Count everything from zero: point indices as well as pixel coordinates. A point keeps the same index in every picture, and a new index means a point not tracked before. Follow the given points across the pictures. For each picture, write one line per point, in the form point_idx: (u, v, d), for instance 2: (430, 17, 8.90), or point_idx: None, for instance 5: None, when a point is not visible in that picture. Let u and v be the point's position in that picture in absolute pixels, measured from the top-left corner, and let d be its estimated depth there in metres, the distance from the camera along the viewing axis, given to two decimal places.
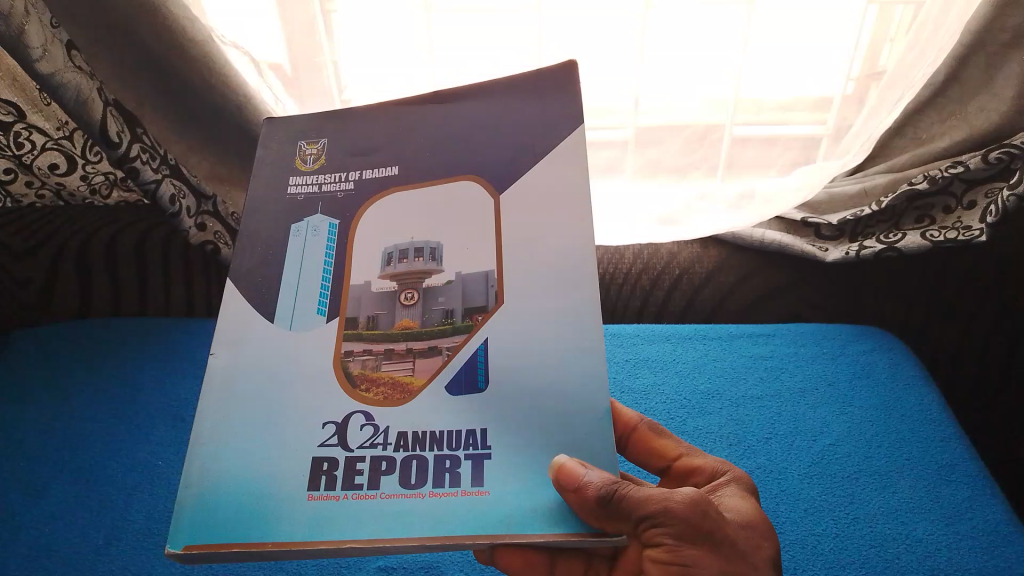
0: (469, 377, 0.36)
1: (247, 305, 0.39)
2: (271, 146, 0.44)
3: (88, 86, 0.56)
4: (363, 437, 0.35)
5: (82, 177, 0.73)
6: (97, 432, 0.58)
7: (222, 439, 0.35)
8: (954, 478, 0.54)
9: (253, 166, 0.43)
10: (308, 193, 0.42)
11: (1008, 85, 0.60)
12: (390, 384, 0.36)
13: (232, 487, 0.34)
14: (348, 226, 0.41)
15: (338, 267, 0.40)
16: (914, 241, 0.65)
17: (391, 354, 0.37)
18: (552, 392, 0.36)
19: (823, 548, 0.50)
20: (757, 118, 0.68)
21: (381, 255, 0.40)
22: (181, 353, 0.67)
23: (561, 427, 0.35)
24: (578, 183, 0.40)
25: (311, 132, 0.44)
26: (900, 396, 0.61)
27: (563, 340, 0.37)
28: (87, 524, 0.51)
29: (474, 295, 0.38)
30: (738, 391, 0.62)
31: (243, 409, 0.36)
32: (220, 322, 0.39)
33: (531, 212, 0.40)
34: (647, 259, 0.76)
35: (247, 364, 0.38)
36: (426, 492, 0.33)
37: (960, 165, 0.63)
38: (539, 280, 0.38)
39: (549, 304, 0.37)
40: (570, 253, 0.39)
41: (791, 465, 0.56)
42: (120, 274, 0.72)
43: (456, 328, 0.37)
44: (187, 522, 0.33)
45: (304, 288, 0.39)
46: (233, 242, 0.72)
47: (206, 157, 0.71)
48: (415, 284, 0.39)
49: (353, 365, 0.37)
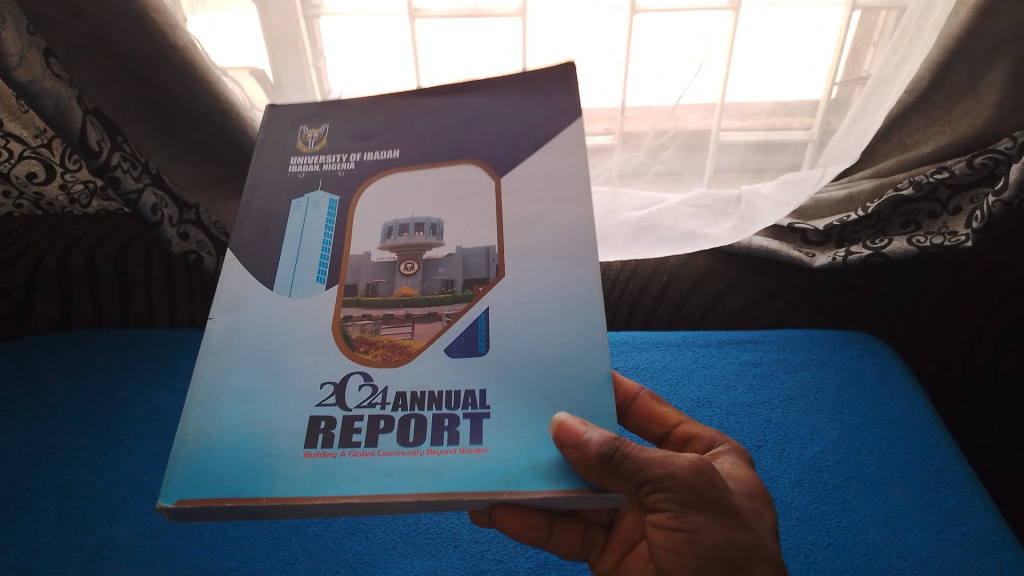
0: (470, 342, 0.36)
1: (248, 273, 0.38)
2: (273, 129, 0.43)
3: (67, 95, 0.55)
4: (361, 397, 0.34)
5: (61, 186, 0.72)
6: (79, 448, 0.57)
7: (219, 398, 0.35)
8: (944, 485, 0.54)
9: (254, 149, 0.43)
10: (309, 172, 0.41)
11: (990, 91, 0.61)
12: (390, 346, 0.36)
13: (227, 445, 0.33)
14: (348, 201, 0.40)
15: (338, 239, 0.39)
16: (901, 246, 0.66)
17: (391, 319, 0.37)
18: (553, 364, 0.35)
19: (817, 557, 0.49)
20: (743, 125, 0.68)
21: (380, 228, 0.39)
22: (165, 365, 0.65)
23: (564, 391, 0.34)
24: (579, 170, 0.40)
25: (312, 118, 0.43)
26: (889, 402, 0.61)
27: (567, 309, 0.36)
28: (70, 543, 0.49)
29: (475, 267, 0.38)
30: (727, 400, 0.62)
31: (240, 372, 0.35)
32: (218, 286, 0.38)
33: (531, 196, 0.39)
34: (634, 269, 0.76)
35: (244, 329, 0.37)
36: (425, 450, 0.33)
37: (945, 170, 0.64)
38: (538, 259, 0.37)
39: (551, 278, 0.37)
40: (571, 232, 0.38)
41: (782, 473, 0.55)
42: (100, 283, 0.71)
43: (456, 296, 0.37)
44: (178, 477, 0.32)
45: (303, 254, 0.39)
46: (217, 252, 0.70)
47: (188, 166, 0.69)
48: (415, 256, 0.39)
49: (353, 329, 0.36)
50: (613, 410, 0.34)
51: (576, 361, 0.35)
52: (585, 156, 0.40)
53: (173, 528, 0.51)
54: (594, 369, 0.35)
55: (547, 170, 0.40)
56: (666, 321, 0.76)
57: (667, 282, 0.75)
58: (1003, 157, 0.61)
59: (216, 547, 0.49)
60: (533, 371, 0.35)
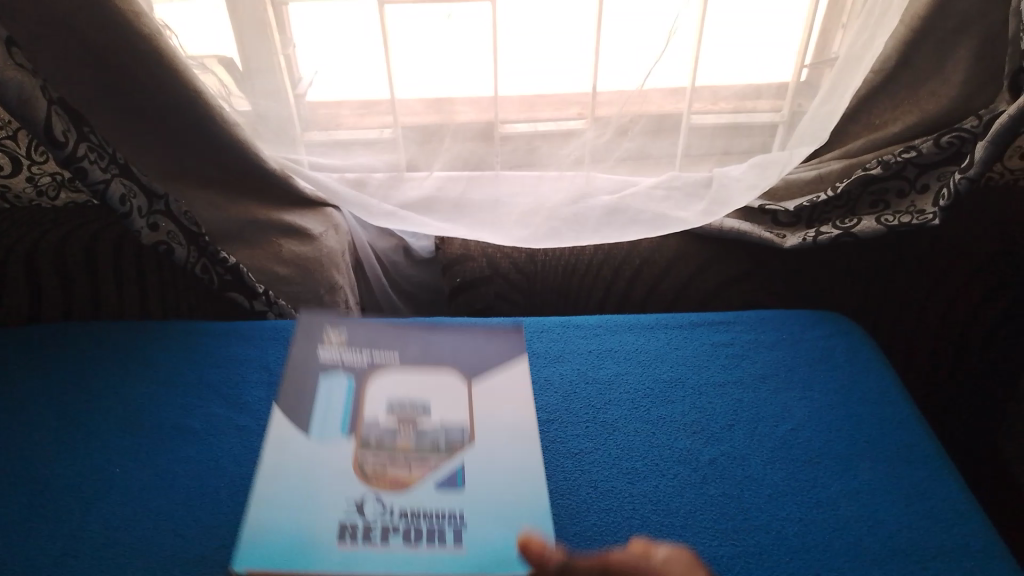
0: (450, 479, 0.48)
1: (289, 424, 0.51)
2: (305, 325, 0.59)
3: (31, 84, 0.55)
4: (376, 510, 0.45)
5: (28, 178, 0.72)
6: (51, 441, 0.56)
7: (273, 506, 0.45)
8: (912, 460, 0.55)
9: (296, 333, 0.58)
10: (333, 360, 0.56)
11: (956, 70, 0.65)
12: (394, 479, 0.47)
13: (279, 532, 0.43)
14: (362, 378, 0.55)
15: (354, 411, 0.52)
16: (870, 225, 0.68)
17: (394, 460, 0.49)
18: (514, 490, 0.47)
19: (789, 532, 0.49)
20: (713, 108, 0.69)
21: (384, 403, 0.53)
22: (138, 356, 0.64)
23: (525, 513, 0.46)
24: (529, 387, 0.56)
25: (334, 323, 0.59)
26: (858, 379, 0.62)
27: (522, 469, 0.49)
28: (41, 538, 0.48)
29: (453, 432, 0.52)
30: (699, 380, 0.62)
31: (287, 488, 0.46)
32: (268, 434, 0.50)
33: (494, 400, 0.55)
34: (607, 252, 0.76)
35: (288, 464, 0.48)
36: (423, 547, 0.43)
37: (913, 149, 0.66)
38: (498, 441, 0.51)
39: (510, 456, 0.50)
40: (524, 428, 0.53)
41: (754, 452, 0.55)
42: (69, 273, 0.69)
43: (439, 452, 0.50)
44: (245, 549, 0.42)
45: (329, 422, 0.52)
46: (191, 245, 0.67)
47: (156, 157, 0.68)
48: (410, 423, 0.51)
49: (367, 463, 0.48)
50: None
51: (531, 493, 0.47)
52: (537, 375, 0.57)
53: (147, 517, 0.50)
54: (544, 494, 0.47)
55: (506, 381, 0.57)
56: (640, 305, 0.77)
57: (639, 265, 0.76)
58: (969, 135, 0.65)
59: (191, 535, 0.49)
60: (501, 515, 0.46)
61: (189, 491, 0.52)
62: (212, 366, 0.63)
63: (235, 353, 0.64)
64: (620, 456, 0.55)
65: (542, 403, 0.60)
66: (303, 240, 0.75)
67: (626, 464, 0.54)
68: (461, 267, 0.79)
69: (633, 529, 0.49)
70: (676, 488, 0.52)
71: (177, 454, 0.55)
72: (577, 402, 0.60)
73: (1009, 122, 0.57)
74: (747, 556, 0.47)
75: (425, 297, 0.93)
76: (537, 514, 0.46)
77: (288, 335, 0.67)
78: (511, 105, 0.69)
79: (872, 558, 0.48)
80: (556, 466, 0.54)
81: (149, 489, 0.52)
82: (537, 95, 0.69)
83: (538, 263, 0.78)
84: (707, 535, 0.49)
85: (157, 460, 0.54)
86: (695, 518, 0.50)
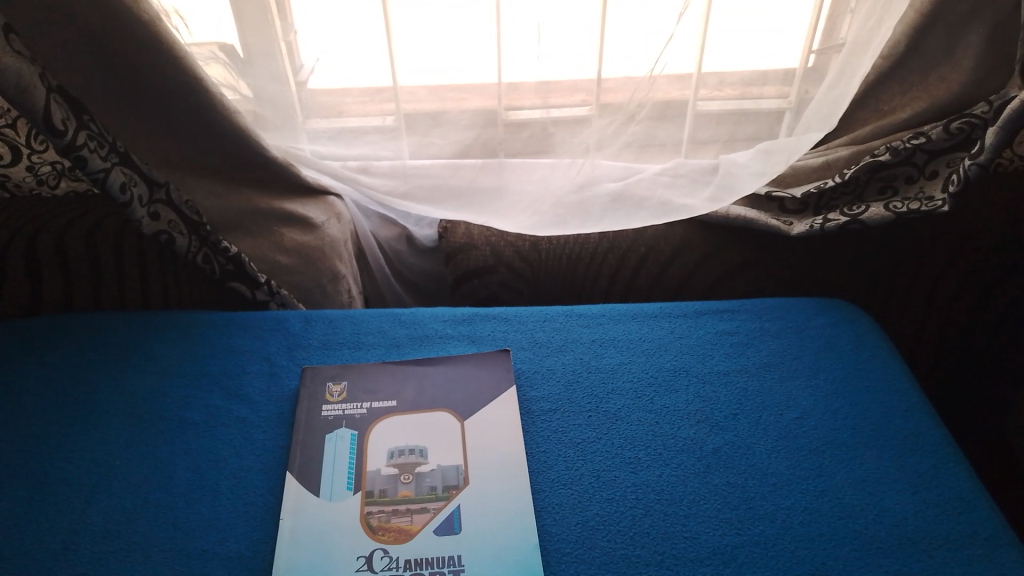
0: (449, 524, 0.49)
1: (293, 477, 0.52)
2: (308, 385, 0.60)
3: (30, 73, 0.53)
4: (382, 563, 0.47)
5: (29, 168, 0.71)
6: (50, 434, 0.55)
7: (285, 563, 0.46)
8: (919, 447, 0.54)
9: (297, 396, 0.59)
10: (335, 414, 0.57)
11: (966, 56, 0.64)
12: (398, 530, 0.49)
13: None
14: (364, 432, 0.56)
15: (358, 461, 0.54)
16: (878, 212, 0.67)
17: (397, 511, 0.50)
18: (514, 525, 0.48)
19: (793, 521, 0.49)
20: (720, 94, 0.68)
21: (386, 452, 0.54)
22: (139, 348, 0.63)
23: (527, 550, 0.47)
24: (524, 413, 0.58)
25: (336, 377, 0.61)
26: (864, 367, 0.61)
27: (520, 498, 0.50)
28: (40, 532, 0.48)
29: (450, 476, 0.53)
30: (703, 369, 0.62)
31: (297, 543, 0.47)
32: (275, 495, 0.51)
33: (489, 433, 0.56)
34: (613, 240, 0.76)
35: (296, 517, 0.49)
36: None
37: (922, 136, 0.66)
38: (494, 475, 0.52)
39: (508, 486, 0.51)
40: (519, 454, 0.54)
41: (759, 441, 0.55)
42: (70, 264, 0.69)
43: (438, 496, 0.51)
44: None
45: (336, 474, 0.53)
46: (192, 233, 0.67)
47: (155, 146, 0.67)
48: (410, 471, 0.53)
49: (373, 518, 0.49)
50: (564, 544, 0.47)
51: (533, 529, 0.48)
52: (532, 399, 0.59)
53: (148, 510, 0.49)
54: (542, 529, 0.48)
55: (499, 410, 0.58)
56: (645, 292, 0.77)
57: (644, 253, 0.75)
58: (980, 121, 0.63)
59: (190, 528, 0.48)
60: (504, 554, 0.47)
61: (188, 483, 0.51)
62: (212, 357, 0.62)
63: (235, 342, 0.64)
64: (623, 445, 0.54)
65: (544, 392, 0.60)
66: (305, 230, 0.75)
67: (629, 454, 0.54)
68: (464, 257, 0.79)
69: (637, 518, 0.49)
70: (679, 478, 0.52)
71: (177, 446, 0.54)
72: (579, 391, 0.59)
73: (1021, 106, 0.56)
74: (751, 546, 0.47)
75: (426, 286, 0.92)
76: (536, 549, 0.47)
77: (289, 325, 0.67)
78: (517, 93, 0.68)
79: (878, 546, 0.47)
80: (558, 455, 0.54)
81: (149, 483, 0.51)
82: (542, 84, 0.68)
83: (542, 252, 0.78)
84: (710, 525, 0.48)
85: (157, 452, 0.54)
86: (699, 508, 0.50)
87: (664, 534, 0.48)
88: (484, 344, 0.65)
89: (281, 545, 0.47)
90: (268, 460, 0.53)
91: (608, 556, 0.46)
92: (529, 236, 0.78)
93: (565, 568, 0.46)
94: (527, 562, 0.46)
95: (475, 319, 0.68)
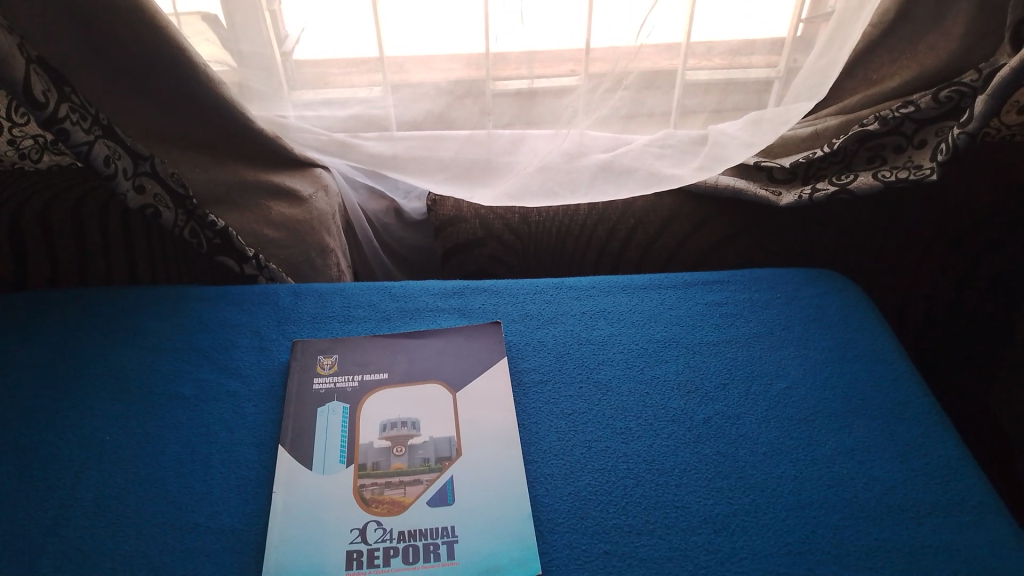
0: (441, 495, 0.49)
1: (286, 452, 0.52)
2: (299, 359, 0.60)
3: (7, 42, 0.52)
4: (377, 535, 0.47)
5: (10, 141, 0.70)
6: (38, 410, 0.55)
7: (280, 537, 0.46)
8: (907, 416, 0.55)
9: (287, 371, 0.59)
10: (327, 387, 0.57)
11: (956, 24, 0.63)
12: (391, 502, 0.49)
13: (292, 565, 0.45)
14: (356, 405, 0.56)
15: (350, 434, 0.54)
16: (866, 181, 0.67)
17: (391, 483, 0.50)
18: (506, 497, 0.49)
19: (783, 490, 0.49)
20: (708, 63, 0.68)
21: (378, 425, 0.54)
22: (127, 323, 0.63)
23: (520, 522, 0.47)
24: (515, 383, 0.58)
25: (327, 350, 0.61)
26: (853, 337, 0.62)
27: (511, 471, 0.51)
28: (31, 508, 0.48)
29: (442, 448, 0.53)
30: (693, 339, 0.62)
31: (292, 517, 0.48)
32: (269, 470, 0.51)
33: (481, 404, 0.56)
34: (604, 211, 0.76)
35: (290, 493, 0.49)
36: (421, 565, 0.45)
37: (910, 105, 0.66)
38: (486, 447, 0.53)
39: (500, 459, 0.52)
40: (511, 424, 0.54)
41: (749, 410, 0.55)
42: (55, 239, 0.68)
43: (431, 467, 0.51)
44: None
45: (330, 447, 0.53)
46: (178, 207, 0.66)
47: (139, 117, 0.66)
48: (403, 443, 0.53)
49: (366, 491, 0.50)
50: (556, 514, 0.48)
51: (525, 500, 0.49)
52: (522, 370, 0.59)
53: (141, 485, 0.49)
54: (533, 501, 0.49)
55: (491, 381, 0.58)
56: (635, 264, 0.77)
57: (633, 226, 0.75)
58: (968, 89, 0.63)
59: (183, 503, 0.48)
60: (496, 525, 0.47)
61: (180, 457, 0.51)
62: (201, 331, 0.62)
63: (224, 317, 0.64)
64: (614, 416, 0.55)
65: (535, 364, 0.60)
66: (293, 204, 0.74)
67: (620, 424, 0.54)
68: (453, 230, 0.79)
69: (629, 488, 0.49)
70: (670, 448, 0.52)
71: (168, 420, 0.54)
72: (570, 362, 0.60)
73: (1010, 75, 0.57)
74: (742, 514, 0.48)
75: (416, 259, 0.92)
76: (528, 520, 0.47)
77: (277, 298, 0.66)
78: (504, 64, 0.68)
79: (866, 514, 0.48)
80: (550, 426, 0.54)
81: (140, 457, 0.51)
82: (529, 54, 0.67)
83: (532, 225, 0.77)
84: (701, 494, 0.49)
85: (148, 426, 0.54)
86: (690, 478, 0.50)
87: (656, 504, 0.48)
88: (474, 316, 0.65)
89: (276, 518, 0.47)
90: (260, 433, 0.54)
91: (600, 525, 0.47)
92: (518, 208, 0.77)
93: (558, 537, 0.46)
94: (520, 533, 0.46)
95: (466, 292, 0.68)
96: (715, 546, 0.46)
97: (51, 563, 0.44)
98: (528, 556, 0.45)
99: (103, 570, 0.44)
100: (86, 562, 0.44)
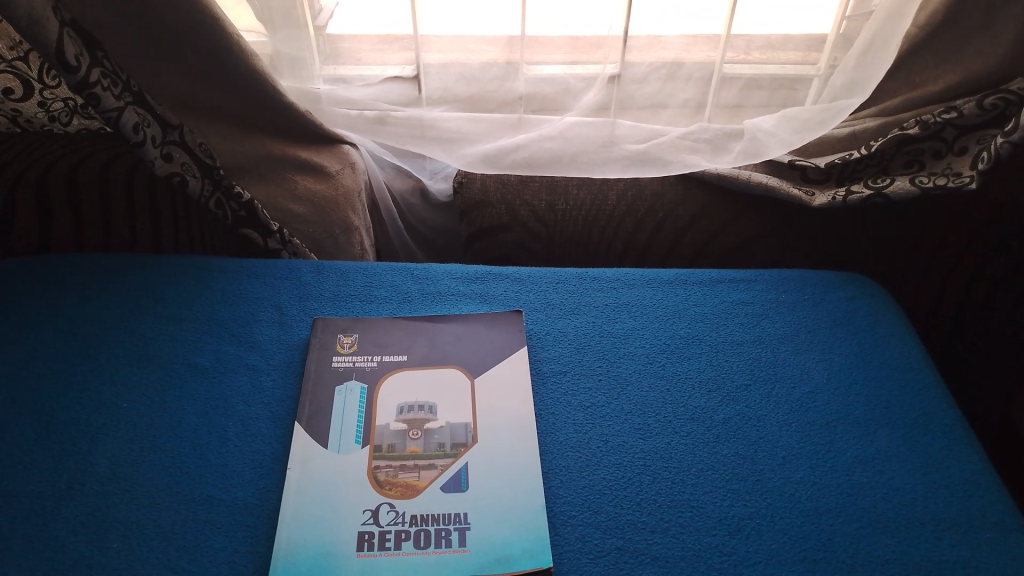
0: (455, 481, 0.49)
1: (304, 431, 0.52)
2: (319, 335, 0.60)
3: (42, 5, 0.52)
4: (388, 518, 0.47)
5: (40, 103, 0.71)
6: (58, 372, 0.55)
7: (291, 516, 0.46)
8: (931, 427, 0.54)
9: (308, 347, 0.59)
10: (346, 366, 0.57)
11: (1006, 30, 0.62)
12: (405, 485, 0.49)
13: (302, 545, 0.44)
14: (373, 386, 0.56)
15: (367, 415, 0.54)
16: (903, 186, 0.66)
17: (405, 467, 0.50)
18: (521, 488, 0.48)
19: (801, 496, 0.48)
20: (747, 58, 0.67)
21: (395, 408, 0.54)
22: (149, 291, 0.63)
23: (533, 513, 0.47)
24: (533, 373, 0.57)
25: (347, 329, 0.60)
26: (880, 344, 0.61)
27: (527, 461, 0.50)
28: (47, 471, 0.48)
29: (458, 434, 0.52)
30: (717, 338, 0.61)
31: (304, 496, 0.47)
32: (285, 447, 0.51)
33: (498, 392, 0.56)
34: (631, 202, 0.75)
35: (303, 473, 0.49)
36: (432, 551, 0.45)
37: (954, 110, 0.65)
38: (502, 435, 0.52)
39: (515, 448, 0.51)
40: (528, 413, 0.54)
41: (770, 413, 0.55)
42: (81, 203, 0.68)
43: (446, 452, 0.51)
44: (268, 565, 0.43)
45: (346, 428, 0.53)
46: (205, 177, 0.65)
47: (171, 86, 0.65)
48: (419, 426, 0.53)
49: (381, 473, 0.49)
50: (570, 508, 0.47)
51: (541, 495, 0.48)
52: (542, 359, 0.59)
53: (156, 455, 0.49)
54: (550, 494, 0.48)
55: (509, 370, 0.57)
56: (661, 258, 0.76)
57: (662, 219, 0.74)
58: (1016, 98, 0.63)
59: (197, 474, 0.48)
60: (507, 516, 0.47)
61: (196, 429, 0.51)
62: (222, 303, 0.62)
63: (245, 290, 0.64)
64: (632, 411, 0.54)
65: (555, 355, 0.59)
66: (319, 179, 0.74)
67: (639, 420, 0.53)
68: (479, 214, 0.77)
69: (645, 485, 0.49)
70: (688, 446, 0.52)
71: (186, 390, 0.54)
72: (591, 354, 0.59)
73: None
74: (758, 518, 0.47)
75: (440, 241, 0.92)
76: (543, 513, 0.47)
77: (299, 275, 0.66)
78: (539, 46, 0.68)
79: (884, 526, 0.47)
80: (567, 418, 0.54)
81: (157, 426, 0.51)
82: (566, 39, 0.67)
83: (558, 213, 0.76)
84: (717, 495, 0.48)
85: (166, 395, 0.54)
86: (707, 478, 0.49)
87: (671, 502, 0.48)
88: (496, 303, 0.64)
89: (289, 496, 0.47)
90: (276, 408, 0.53)
91: (614, 521, 0.46)
92: (546, 195, 0.76)
93: (570, 531, 0.46)
94: (534, 526, 0.46)
95: (488, 278, 0.67)
96: (730, 548, 0.45)
97: (64, 526, 0.44)
98: (539, 548, 0.45)
99: (114, 537, 0.44)
100: (97, 528, 0.44)
